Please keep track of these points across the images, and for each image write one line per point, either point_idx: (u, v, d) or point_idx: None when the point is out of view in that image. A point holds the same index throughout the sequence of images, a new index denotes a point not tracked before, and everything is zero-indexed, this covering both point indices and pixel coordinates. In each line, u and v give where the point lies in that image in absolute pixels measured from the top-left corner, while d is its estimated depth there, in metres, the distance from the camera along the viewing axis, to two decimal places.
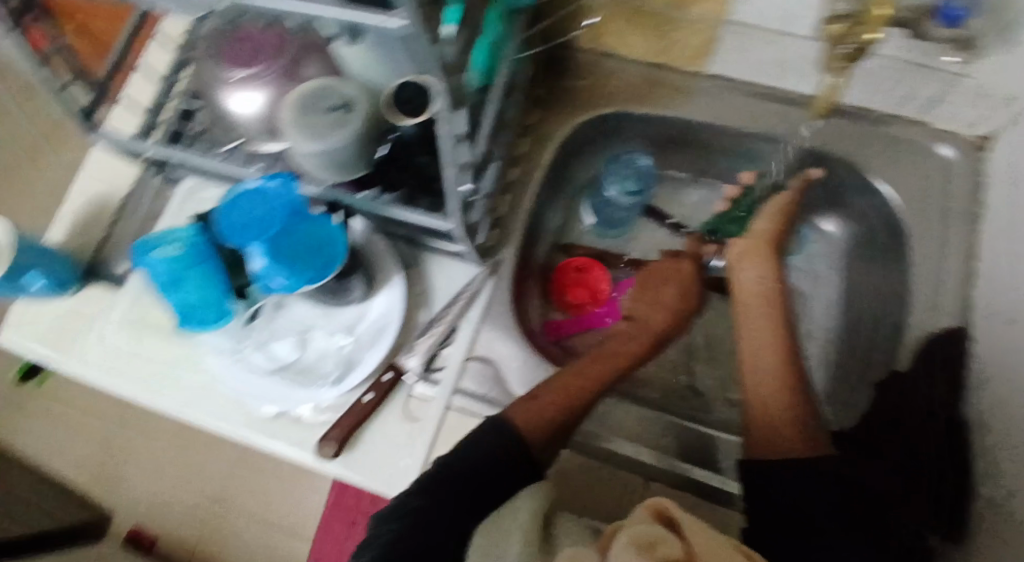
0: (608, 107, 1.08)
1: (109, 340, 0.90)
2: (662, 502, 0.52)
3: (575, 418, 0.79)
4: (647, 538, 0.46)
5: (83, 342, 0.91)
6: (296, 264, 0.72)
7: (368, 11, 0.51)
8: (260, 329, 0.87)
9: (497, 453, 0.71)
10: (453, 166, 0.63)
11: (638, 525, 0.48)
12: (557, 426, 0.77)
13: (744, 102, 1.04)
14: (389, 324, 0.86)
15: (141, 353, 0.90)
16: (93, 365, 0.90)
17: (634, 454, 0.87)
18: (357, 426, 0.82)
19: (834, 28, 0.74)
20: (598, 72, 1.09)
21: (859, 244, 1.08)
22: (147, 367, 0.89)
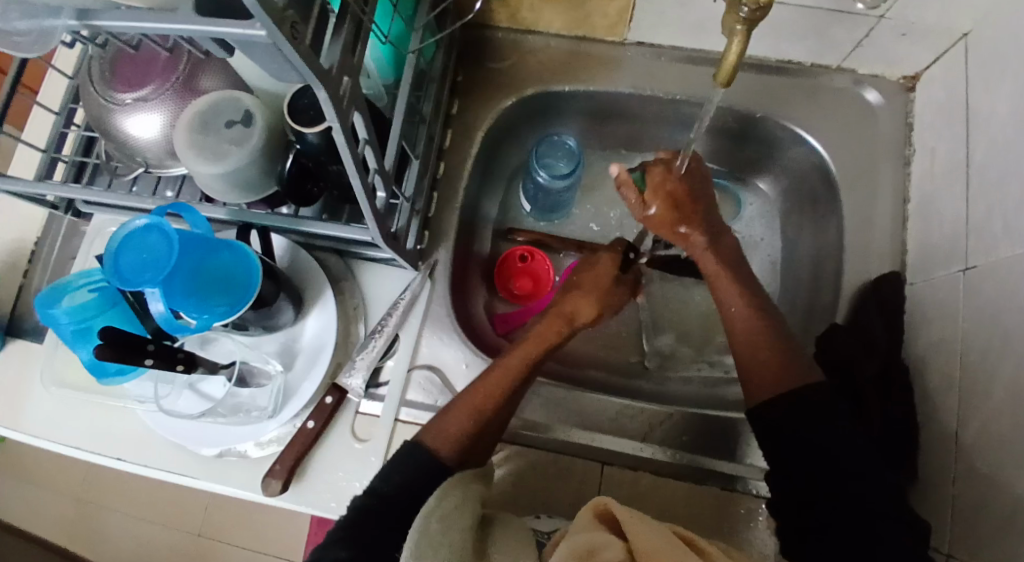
0: (572, 85, 0.72)
1: (34, 385, 0.66)
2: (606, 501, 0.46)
3: (477, 445, 0.56)
4: (584, 550, 0.41)
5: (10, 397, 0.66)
6: (220, 292, 0.52)
7: (218, 21, 0.36)
8: (211, 356, 0.62)
9: (425, 475, 0.53)
10: (360, 171, 0.47)
11: (576, 537, 0.43)
12: (464, 453, 0.55)
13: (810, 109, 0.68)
14: (325, 349, 0.64)
15: (62, 396, 0.65)
16: None
17: (675, 498, 0.60)
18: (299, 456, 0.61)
19: (733, 52, 0.44)
20: (520, 57, 0.73)
21: (942, 175, 0.60)
22: (75, 425, 0.65)
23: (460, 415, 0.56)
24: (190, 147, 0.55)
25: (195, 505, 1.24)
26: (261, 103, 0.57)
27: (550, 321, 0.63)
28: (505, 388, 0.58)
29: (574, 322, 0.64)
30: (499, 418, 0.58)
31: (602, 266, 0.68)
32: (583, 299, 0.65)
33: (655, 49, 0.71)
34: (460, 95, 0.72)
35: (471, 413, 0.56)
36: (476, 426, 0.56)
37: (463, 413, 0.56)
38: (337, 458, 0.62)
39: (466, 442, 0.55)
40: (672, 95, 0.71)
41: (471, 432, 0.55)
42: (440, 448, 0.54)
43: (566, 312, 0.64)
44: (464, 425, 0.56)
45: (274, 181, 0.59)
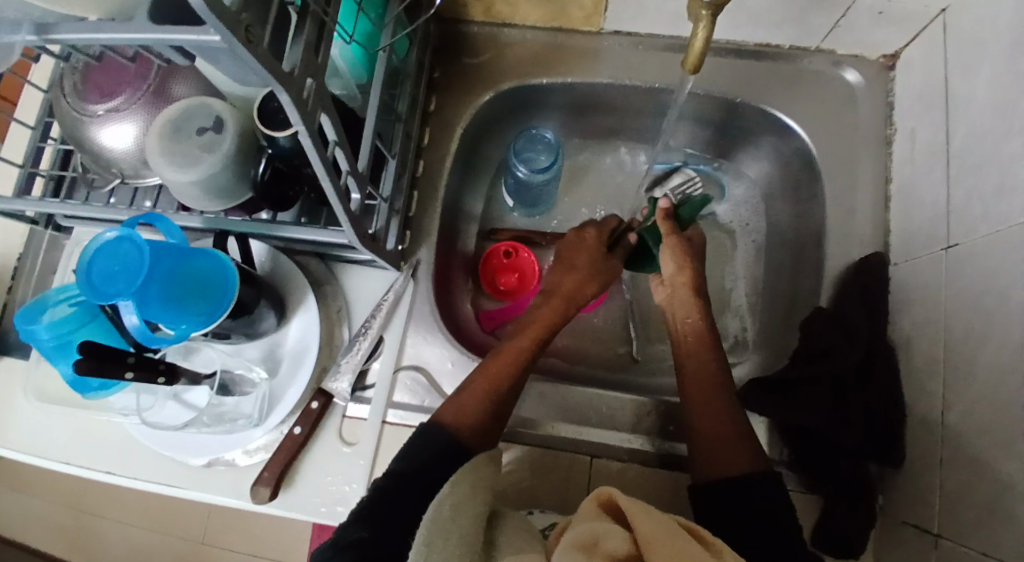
0: (550, 77, 0.71)
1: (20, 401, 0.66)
2: (608, 492, 0.46)
3: (491, 427, 0.56)
4: (588, 541, 0.41)
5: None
6: (198, 300, 0.51)
7: (173, 28, 0.36)
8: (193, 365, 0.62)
9: (441, 458, 0.52)
10: (330, 175, 0.47)
11: (579, 526, 0.43)
12: (482, 436, 0.55)
13: (789, 92, 0.67)
14: (310, 355, 0.63)
15: (48, 411, 0.65)
16: None
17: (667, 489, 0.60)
18: (287, 462, 0.61)
19: (698, 42, 0.44)
20: (496, 51, 0.72)
21: (923, 155, 0.59)
22: (63, 439, 0.64)
23: (472, 398, 0.56)
24: (161, 154, 0.54)
25: (194, 511, 1.24)
26: (232, 109, 0.56)
27: (553, 305, 0.65)
28: (514, 370, 0.59)
29: (576, 301, 0.65)
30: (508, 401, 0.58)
31: (586, 241, 0.68)
32: (584, 281, 0.66)
33: (632, 38, 0.70)
34: (437, 92, 0.72)
35: (483, 398, 0.56)
36: (488, 407, 0.56)
37: (475, 397, 0.56)
38: (325, 463, 0.62)
39: (480, 422, 0.55)
40: (651, 84, 0.70)
41: (485, 411, 0.56)
42: (459, 430, 0.54)
43: (566, 290, 0.65)
44: (478, 408, 0.56)
45: (250, 187, 0.58)
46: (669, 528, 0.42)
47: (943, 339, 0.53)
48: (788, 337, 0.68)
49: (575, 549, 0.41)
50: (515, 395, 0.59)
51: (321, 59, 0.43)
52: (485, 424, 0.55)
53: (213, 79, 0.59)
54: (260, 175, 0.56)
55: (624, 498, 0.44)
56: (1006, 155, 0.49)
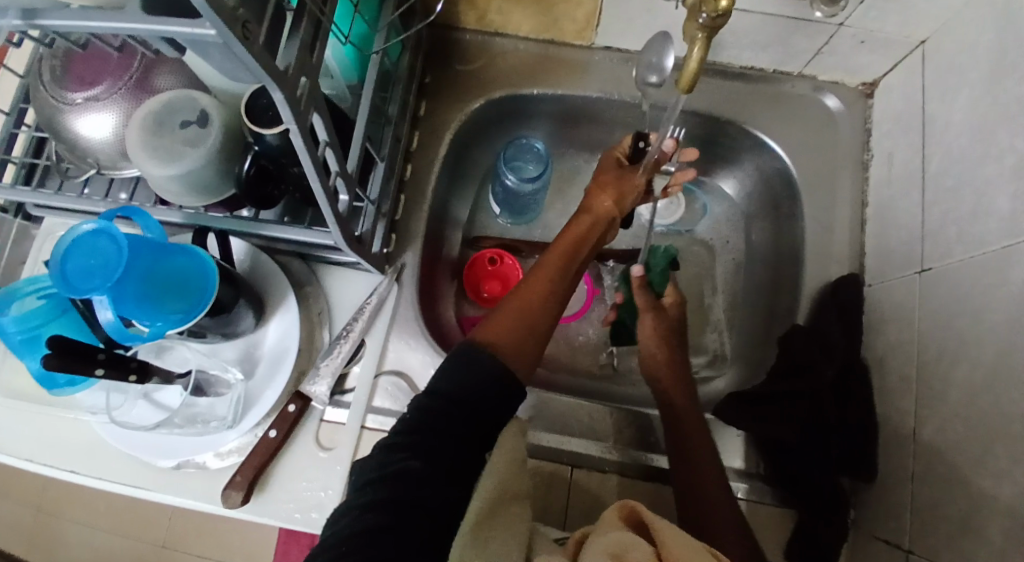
0: (541, 87, 0.72)
1: None
2: (632, 505, 0.46)
3: (529, 346, 0.52)
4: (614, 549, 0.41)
5: None
6: (175, 298, 0.50)
7: (165, 19, 0.35)
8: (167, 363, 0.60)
9: (476, 383, 0.48)
10: (319, 176, 0.46)
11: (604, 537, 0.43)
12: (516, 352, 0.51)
13: (773, 112, 0.69)
14: (287, 358, 0.62)
15: (9, 405, 0.63)
16: None
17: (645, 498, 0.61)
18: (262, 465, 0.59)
19: (687, 69, 0.44)
20: (487, 59, 0.72)
21: (900, 180, 0.61)
22: (23, 435, 0.62)
23: (507, 318, 0.52)
24: (143, 147, 0.53)
25: (158, 514, 1.20)
26: (218, 103, 0.55)
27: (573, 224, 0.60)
28: (544, 289, 0.55)
29: (596, 214, 0.60)
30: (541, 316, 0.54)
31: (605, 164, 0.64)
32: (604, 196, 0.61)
33: (623, 53, 0.71)
34: (427, 98, 0.72)
35: (511, 315, 0.52)
36: (519, 325, 0.52)
37: (506, 312, 0.53)
38: (301, 467, 0.61)
39: (517, 338, 0.52)
40: (639, 99, 0.71)
41: (518, 328, 0.52)
42: (493, 346, 0.50)
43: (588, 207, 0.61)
44: (511, 321, 0.52)
45: (233, 183, 0.57)
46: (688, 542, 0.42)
47: (915, 359, 0.54)
48: (765, 353, 0.69)
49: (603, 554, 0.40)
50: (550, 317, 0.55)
51: (315, 59, 0.43)
52: (519, 337, 0.52)
53: (199, 73, 0.58)
54: (242, 172, 0.54)
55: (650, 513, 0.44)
56: (981, 184, 0.51)
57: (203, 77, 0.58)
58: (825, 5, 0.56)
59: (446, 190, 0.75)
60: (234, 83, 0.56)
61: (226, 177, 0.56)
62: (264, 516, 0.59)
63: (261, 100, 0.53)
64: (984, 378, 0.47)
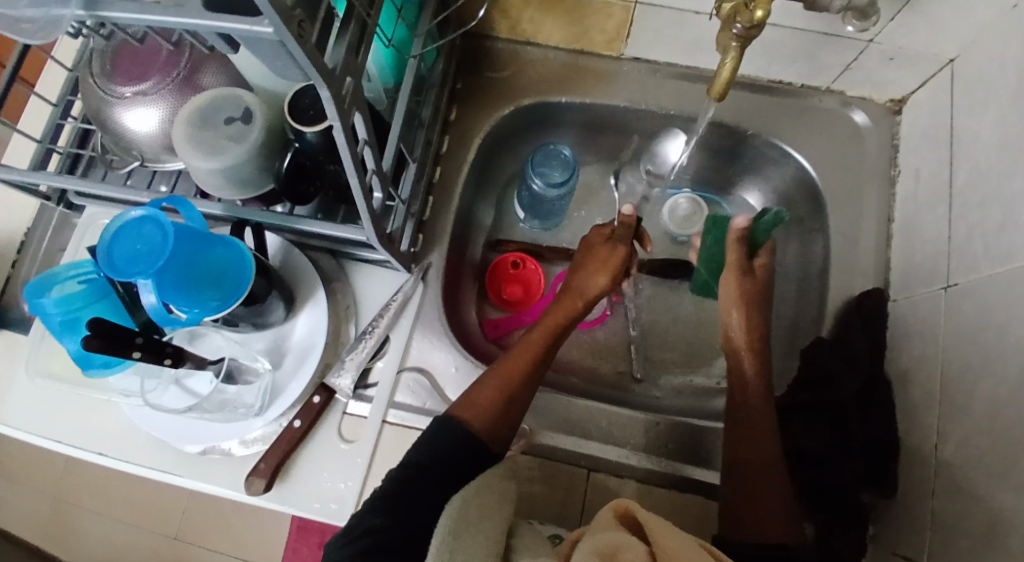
0: (569, 96, 0.73)
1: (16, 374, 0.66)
2: (626, 504, 0.46)
3: (508, 423, 0.57)
4: (608, 550, 0.42)
5: None
6: (213, 286, 0.52)
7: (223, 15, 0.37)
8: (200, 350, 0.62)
9: (456, 447, 0.54)
10: (358, 173, 0.48)
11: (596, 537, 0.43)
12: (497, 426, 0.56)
13: (799, 127, 0.69)
14: (314, 352, 0.63)
15: (45, 384, 0.65)
16: None
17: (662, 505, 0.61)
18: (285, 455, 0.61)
19: (723, 73, 0.46)
20: (517, 68, 0.74)
21: (926, 197, 0.61)
22: (57, 415, 0.64)
23: (489, 393, 0.57)
24: (189, 143, 0.55)
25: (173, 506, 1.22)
26: (261, 101, 0.57)
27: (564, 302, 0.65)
28: (530, 364, 0.60)
29: (586, 296, 0.65)
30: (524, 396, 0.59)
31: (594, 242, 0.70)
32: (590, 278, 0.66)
33: (651, 65, 0.73)
34: (458, 103, 0.73)
35: (499, 392, 0.57)
36: (504, 400, 0.57)
37: (494, 386, 0.58)
38: (323, 458, 0.62)
39: (497, 415, 0.56)
40: (666, 110, 0.72)
41: (500, 404, 0.57)
42: (471, 422, 0.55)
43: (578, 289, 0.66)
44: (495, 395, 0.57)
45: (273, 178, 0.59)
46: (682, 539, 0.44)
47: (939, 375, 0.54)
48: (786, 365, 0.69)
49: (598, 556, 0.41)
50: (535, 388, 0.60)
51: (360, 58, 0.44)
52: (502, 413, 0.57)
53: (242, 71, 0.60)
54: (282, 168, 0.57)
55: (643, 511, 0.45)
56: (1009, 202, 0.51)
57: (246, 75, 0.60)
58: (856, 20, 0.56)
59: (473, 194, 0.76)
60: (277, 83, 0.58)
61: (265, 172, 0.58)
62: (285, 504, 0.60)
63: (302, 99, 0.55)
64: (1008, 395, 0.46)
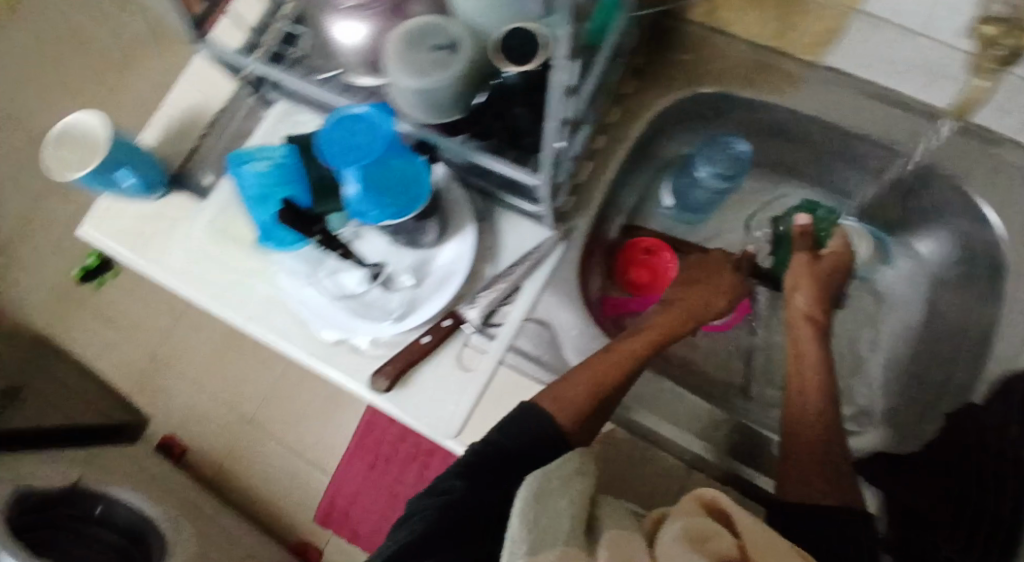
0: (754, 94, 0.71)
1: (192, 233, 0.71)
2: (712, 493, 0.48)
3: (589, 426, 0.59)
4: (698, 534, 0.44)
5: (168, 239, 0.72)
6: (390, 192, 0.53)
7: None
8: (360, 248, 0.67)
9: (535, 440, 0.55)
10: (555, 123, 0.48)
11: (686, 519, 0.45)
12: (584, 419, 0.57)
13: (1003, 179, 0.64)
14: (454, 278, 0.66)
15: (214, 248, 0.71)
16: (147, 248, 0.72)
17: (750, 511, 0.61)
18: (407, 365, 0.64)
19: None
20: (704, 52, 0.72)
21: None
22: (217, 278, 0.70)
23: (580, 385, 0.58)
24: (399, 62, 0.57)
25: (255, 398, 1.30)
26: (468, 34, 0.58)
27: (670, 315, 0.67)
28: (623, 368, 0.61)
29: (693, 317, 0.68)
30: (612, 398, 0.60)
31: (716, 259, 0.74)
32: (706, 294, 0.70)
33: (845, 79, 0.69)
34: (638, 77, 0.73)
35: (589, 387, 0.58)
36: (594, 399, 0.58)
37: (585, 382, 0.58)
38: (440, 378, 0.65)
39: (585, 410, 0.57)
40: (854, 130, 0.69)
41: (589, 401, 0.58)
42: (557, 415, 0.56)
43: (687, 309, 0.68)
44: (587, 389, 0.58)
45: (461, 110, 0.60)
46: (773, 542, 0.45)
47: None
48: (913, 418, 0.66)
49: (688, 541, 0.43)
50: (622, 390, 0.61)
51: None
52: (589, 406, 0.57)
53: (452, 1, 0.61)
54: (473, 103, 0.60)
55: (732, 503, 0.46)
56: None
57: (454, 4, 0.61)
58: None
59: (626, 169, 0.76)
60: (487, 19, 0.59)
61: (456, 101, 0.59)
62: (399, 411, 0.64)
63: (511, 39, 0.56)
64: None
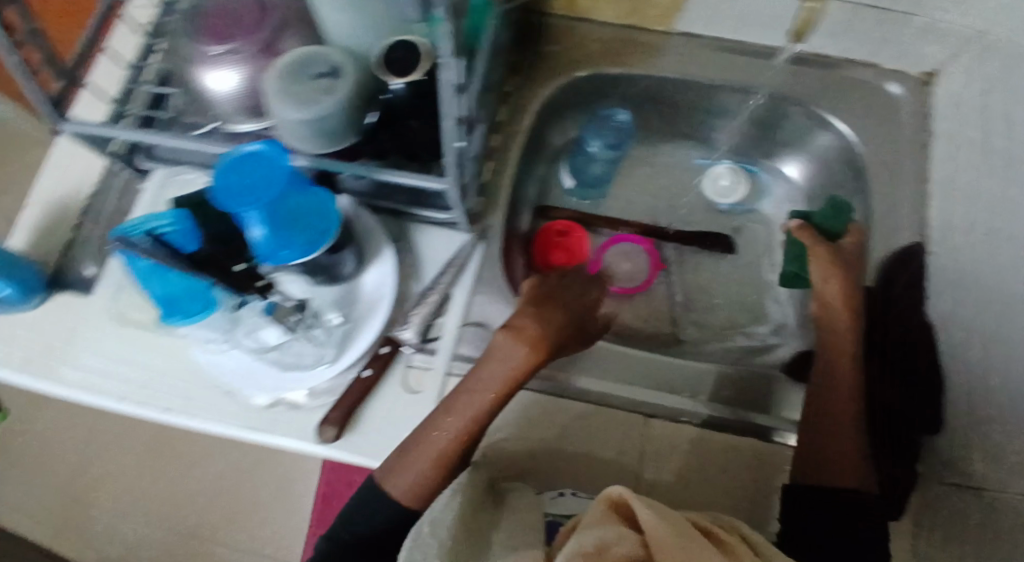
0: (621, 66, 0.75)
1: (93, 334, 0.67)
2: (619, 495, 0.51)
3: (438, 484, 0.61)
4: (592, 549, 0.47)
5: (65, 347, 0.66)
6: (296, 232, 0.51)
7: None
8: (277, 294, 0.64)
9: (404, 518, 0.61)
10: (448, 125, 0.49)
11: (586, 532, 0.48)
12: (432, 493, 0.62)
13: (846, 98, 0.72)
14: (383, 302, 0.66)
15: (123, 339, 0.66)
16: (41, 367, 0.66)
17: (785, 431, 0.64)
18: (355, 403, 0.64)
19: None
20: (567, 38, 0.76)
21: (965, 159, 0.65)
22: (133, 371, 0.65)
23: (408, 474, 0.60)
24: (280, 95, 0.56)
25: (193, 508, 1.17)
26: (348, 57, 0.57)
27: (500, 368, 0.62)
28: (466, 436, 0.60)
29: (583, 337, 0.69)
30: (455, 463, 0.62)
31: (570, 288, 0.71)
32: (518, 348, 0.62)
33: (699, 40, 0.74)
34: (515, 73, 0.75)
35: (430, 462, 0.60)
36: (442, 479, 0.61)
37: (420, 462, 0.60)
38: (391, 406, 0.65)
39: (422, 493, 0.61)
40: (713, 83, 0.74)
41: (429, 483, 0.61)
42: (406, 504, 0.61)
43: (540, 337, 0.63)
44: (454, 438, 0.60)
45: (356, 133, 0.59)
46: (675, 528, 0.48)
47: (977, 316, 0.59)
48: None
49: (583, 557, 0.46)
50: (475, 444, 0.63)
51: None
52: (433, 487, 0.61)
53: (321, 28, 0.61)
54: (367, 123, 0.59)
55: (639, 507, 0.49)
56: None
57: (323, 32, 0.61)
58: None
59: (524, 163, 0.78)
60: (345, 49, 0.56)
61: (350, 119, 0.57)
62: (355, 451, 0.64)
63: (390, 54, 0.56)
64: None
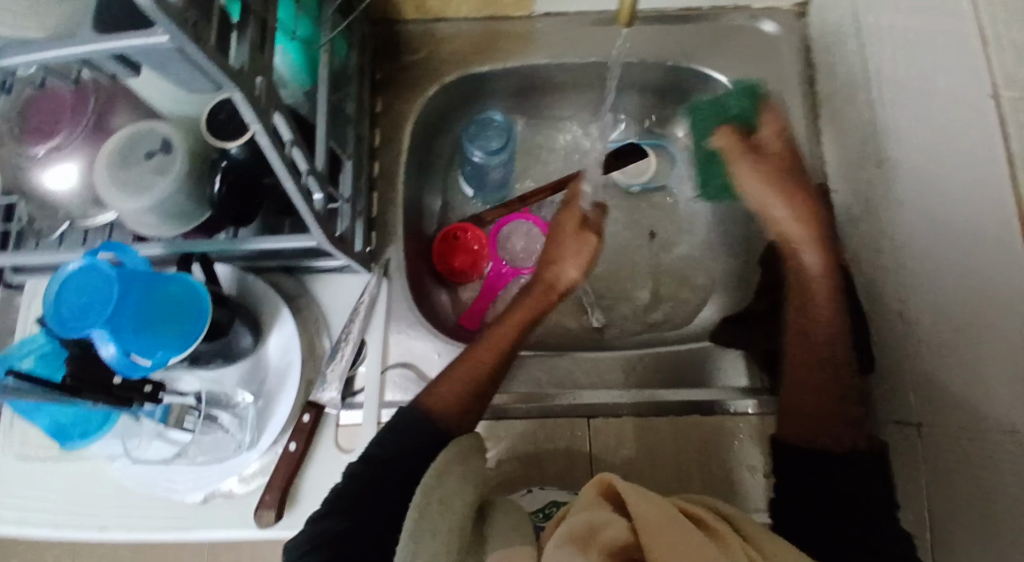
0: (488, 62, 0.72)
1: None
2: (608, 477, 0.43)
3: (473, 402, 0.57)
4: (584, 532, 0.39)
5: None
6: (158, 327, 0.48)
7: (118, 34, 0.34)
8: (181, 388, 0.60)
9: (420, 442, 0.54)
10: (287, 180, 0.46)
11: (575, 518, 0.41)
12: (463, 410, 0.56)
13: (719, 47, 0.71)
14: (292, 368, 0.62)
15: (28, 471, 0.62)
16: None
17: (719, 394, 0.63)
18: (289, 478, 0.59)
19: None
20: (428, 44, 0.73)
21: (843, 88, 0.64)
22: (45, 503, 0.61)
23: (449, 384, 0.57)
24: (114, 184, 0.52)
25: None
26: (177, 127, 0.54)
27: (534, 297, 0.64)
28: (496, 353, 0.59)
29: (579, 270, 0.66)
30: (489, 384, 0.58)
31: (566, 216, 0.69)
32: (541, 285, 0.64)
33: (563, 17, 0.72)
34: (382, 94, 0.71)
35: (465, 377, 0.57)
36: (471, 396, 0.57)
37: (462, 377, 0.57)
38: (327, 473, 0.61)
39: (459, 404, 0.56)
40: (586, 57, 0.71)
41: (462, 395, 0.57)
42: (433, 414, 0.55)
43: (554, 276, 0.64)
44: (484, 350, 0.59)
45: (208, 205, 0.56)
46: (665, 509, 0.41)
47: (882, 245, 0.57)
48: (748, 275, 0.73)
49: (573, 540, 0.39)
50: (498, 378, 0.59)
51: (253, 42, 0.41)
52: (465, 402, 0.56)
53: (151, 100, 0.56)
54: (216, 192, 0.54)
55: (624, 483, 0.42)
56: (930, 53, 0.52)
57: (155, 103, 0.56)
58: None
59: (416, 180, 0.74)
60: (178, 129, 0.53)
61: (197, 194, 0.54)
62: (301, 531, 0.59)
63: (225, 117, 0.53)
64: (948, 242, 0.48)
